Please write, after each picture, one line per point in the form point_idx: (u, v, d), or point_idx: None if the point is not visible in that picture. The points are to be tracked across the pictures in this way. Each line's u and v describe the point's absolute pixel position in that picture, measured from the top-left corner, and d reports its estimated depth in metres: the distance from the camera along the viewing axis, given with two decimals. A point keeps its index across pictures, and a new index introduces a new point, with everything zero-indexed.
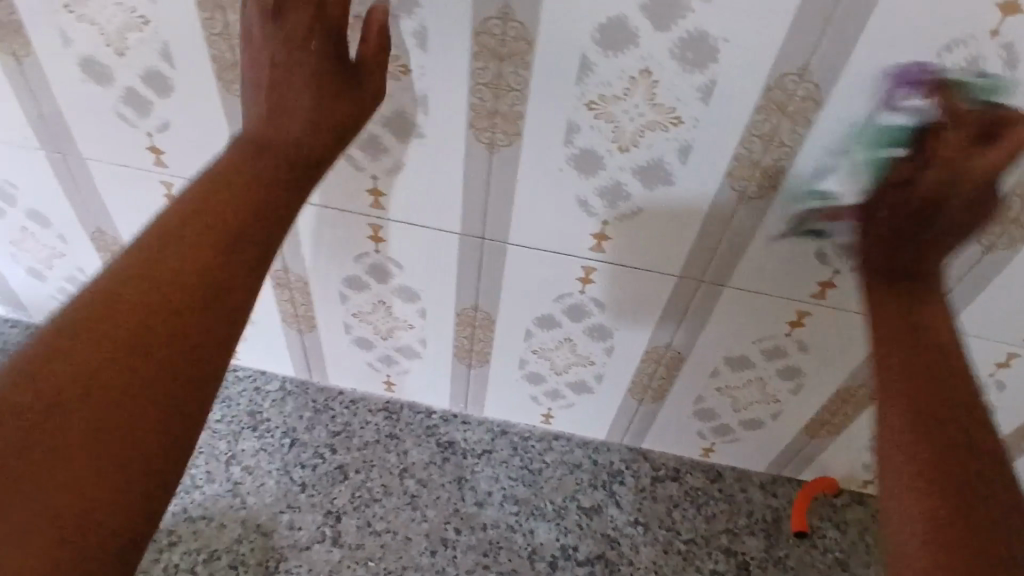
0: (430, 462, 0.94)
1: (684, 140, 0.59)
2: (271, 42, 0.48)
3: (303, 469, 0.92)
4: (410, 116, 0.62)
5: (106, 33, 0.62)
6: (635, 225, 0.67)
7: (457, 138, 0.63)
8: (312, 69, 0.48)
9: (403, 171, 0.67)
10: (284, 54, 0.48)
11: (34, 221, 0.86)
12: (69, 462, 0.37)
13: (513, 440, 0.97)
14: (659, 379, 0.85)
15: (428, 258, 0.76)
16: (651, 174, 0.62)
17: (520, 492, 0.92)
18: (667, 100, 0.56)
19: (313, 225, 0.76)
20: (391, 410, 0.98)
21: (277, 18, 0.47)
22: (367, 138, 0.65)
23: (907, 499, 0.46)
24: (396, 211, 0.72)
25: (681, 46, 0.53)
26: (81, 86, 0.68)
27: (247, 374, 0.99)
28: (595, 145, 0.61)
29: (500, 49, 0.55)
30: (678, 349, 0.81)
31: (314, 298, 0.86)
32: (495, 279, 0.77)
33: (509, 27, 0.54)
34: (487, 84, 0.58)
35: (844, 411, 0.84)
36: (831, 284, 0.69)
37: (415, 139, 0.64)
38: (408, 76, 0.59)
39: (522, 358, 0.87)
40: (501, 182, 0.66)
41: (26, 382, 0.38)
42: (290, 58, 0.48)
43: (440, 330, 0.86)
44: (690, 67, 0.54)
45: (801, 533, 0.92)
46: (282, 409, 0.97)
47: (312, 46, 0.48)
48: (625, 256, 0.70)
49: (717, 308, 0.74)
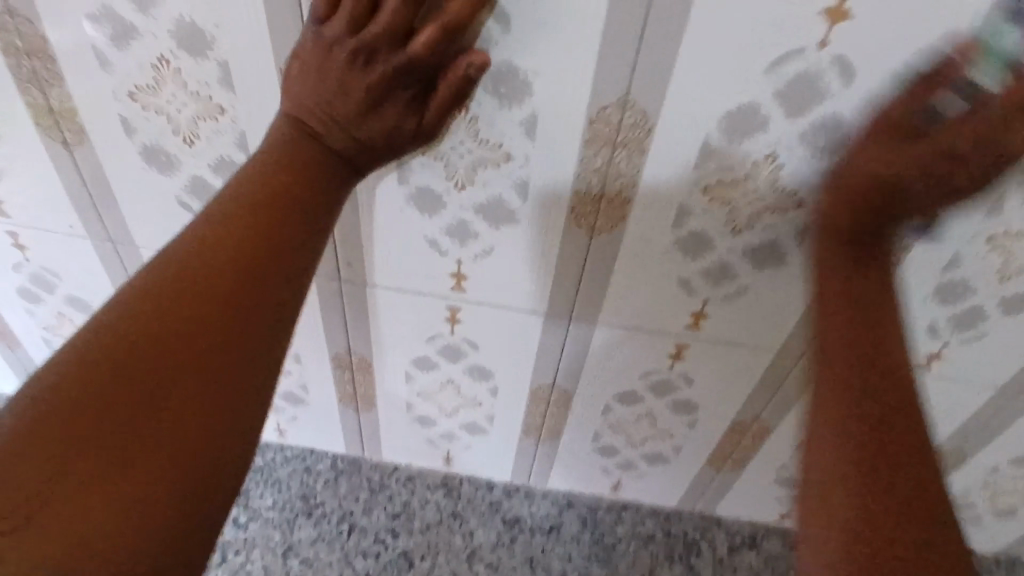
0: (497, 543, 0.89)
1: (803, 222, 0.56)
2: (344, 69, 0.48)
3: (366, 559, 0.87)
4: (506, 202, 0.58)
5: (176, 121, 0.58)
6: (738, 304, 0.64)
7: (556, 223, 0.59)
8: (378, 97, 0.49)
9: (492, 255, 0.63)
10: (354, 85, 0.48)
11: (73, 306, 0.80)
12: (127, 426, 0.42)
13: (580, 513, 0.92)
14: (741, 449, 0.82)
15: (508, 339, 0.72)
16: (763, 255, 0.59)
17: (596, 571, 0.89)
18: (789, 185, 0.54)
19: (386, 308, 0.71)
20: (450, 486, 0.93)
21: (362, 55, 0.47)
22: (456, 223, 0.61)
23: (832, 513, 0.47)
24: (478, 294, 0.68)
25: (813, 132, 0.50)
26: (140, 174, 0.63)
27: (295, 453, 0.93)
28: (707, 228, 0.57)
29: (615, 137, 0.52)
30: (766, 421, 0.77)
31: (376, 378, 0.81)
32: (577, 358, 0.73)
33: (627, 115, 0.51)
34: (596, 170, 0.55)
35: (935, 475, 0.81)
36: (939, 356, 0.66)
37: (509, 225, 0.60)
38: (510, 163, 0.55)
39: (596, 432, 0.83)
40: (598, 263, 0.62)
41: (91, 354, 0.43)
42: (362, 89, 0.49)
43: (510, 407, 0.82)
44: (820, 152, 0.51)
45: None
46: (336, 490, 0.91)
47: (390, 90, 0.49)
48: (723, 333, 0.67)
49: (813, 380, 0.71)
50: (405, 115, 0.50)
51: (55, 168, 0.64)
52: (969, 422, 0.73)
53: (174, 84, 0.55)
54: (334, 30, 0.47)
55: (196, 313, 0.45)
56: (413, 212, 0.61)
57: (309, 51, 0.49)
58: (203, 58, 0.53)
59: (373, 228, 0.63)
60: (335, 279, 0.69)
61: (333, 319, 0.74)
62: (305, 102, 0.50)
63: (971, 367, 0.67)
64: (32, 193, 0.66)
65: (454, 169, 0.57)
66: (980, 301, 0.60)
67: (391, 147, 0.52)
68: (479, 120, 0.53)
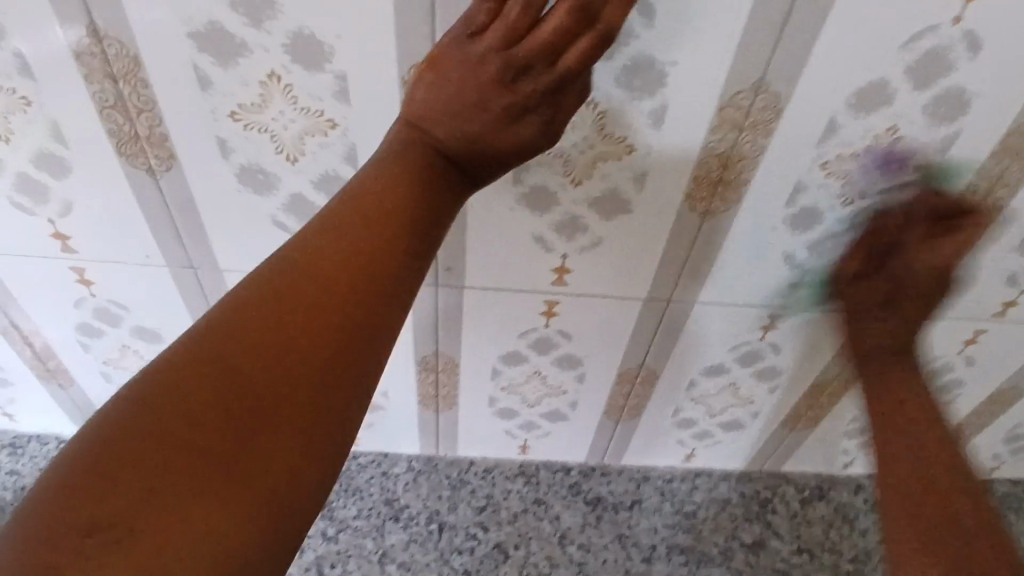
0: (585, 524, 0.91)
1: (910, 187, 0.58)
2: (485, 85, 0.44)
3: (463, 555, 0.87)
4: (622, 193, 0.59)
5: (280, 139, 0.56)
6: (836, 272, 0.66)
7: (671, 209, 0.60)
8: (516, 115, 0.45)
9: (600, 246, 0.64)
10: (495, 102, 0.44)
11: (136, 337, 0.76)
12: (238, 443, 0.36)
13: (657, 486, 0.94)
14: (816, 407, 0.85)
15: (602, 326, 0.73)
16: (867, 222, 0.61)
17: (682, 539, 0.91)
18: (903, 153, 0.56)
19: (480, 308, 0.71)
20: (528, 473, 0.94)
21: (512, 68, 0.44)
22: (567, 219, 0.61)
23: None
24: (579, 285, 0.68)
25: (935, 102, 0.52)
26: (234, 196, 0.60)
27: (369, 459, 0.93)
28: (818, 202, 0.59)
29: (743, 120, 0.53)
30: (844, 378, 0.80)
31: (461, 377, 0.81)
32: (669, 338, 0.74)
33: (759, 98, 0.52)
34: (718, 155, 0.55)
35: (993, 412, 0.86)
36: (1016, 303, 0.70)
37: (621, 215, 0.61)
38: (632, 155, 0.56)
39: (677, 406, 0.85)
40: (705, 245, 0.63)
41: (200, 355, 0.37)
42: (502, 105, 0.45)
43: (594, 392, 0.83)
44: (938, 120, 0.53)
45: None
46: (418, 491, 0.91)
47: (533, 108, 0.45)
48: (817, 301, 0.69)
49: None
50: (539, 128, 0.46)
51: (138, 197, 0.61)
52: None
53: (284, 100, 0.54)
54: (482, 46, 0.44)
55: (283, 342, 0.38)
56: (523, 212, 0.61)
57: (446, 64, 0.45)
58: (319, 71, 0.52)
59: (480, 229, 0.62)
60: (430, 285, 0.68)
61: (423, 325, 0.73)
62: (429, 118, 0.45)
63: None
64: (104, 222, 0.63)
65: (574, 164, 0.56)
66: None
67: (517, 160, 0.48)
68: (607, 114, 0.53)
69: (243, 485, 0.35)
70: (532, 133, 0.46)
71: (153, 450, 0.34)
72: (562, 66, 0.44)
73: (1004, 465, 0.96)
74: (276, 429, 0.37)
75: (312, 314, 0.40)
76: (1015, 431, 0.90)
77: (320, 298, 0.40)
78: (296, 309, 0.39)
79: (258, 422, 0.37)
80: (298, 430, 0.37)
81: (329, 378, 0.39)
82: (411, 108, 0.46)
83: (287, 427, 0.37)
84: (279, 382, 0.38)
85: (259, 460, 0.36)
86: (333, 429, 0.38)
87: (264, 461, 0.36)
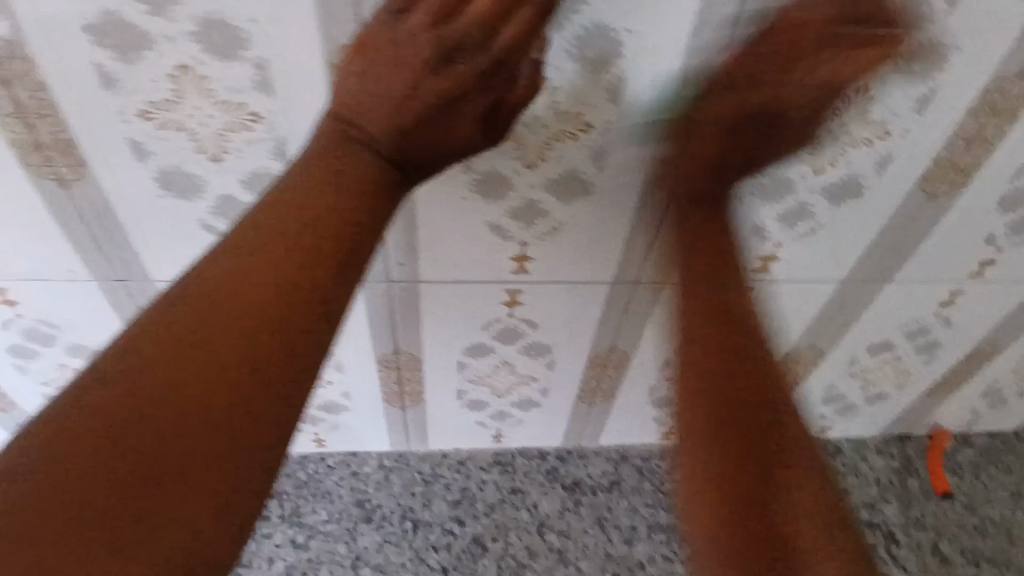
0: (563, 510, 0.88)
1: (886, 151, 0.55)
2: (416, 70, 0.39)
3: (439, 553, 0.84)
4: (581, 173, 0.54)
5: (201, 137, 0.50)
6: (809, 242, 0.63)
7: (634, 188, 0.56)
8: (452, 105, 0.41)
9: (561, 231, 0.59)
10: (427, 87, 0.40)
11: (72, 356, 0.70)
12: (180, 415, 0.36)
13: (635, 465, 0.92)
14: (793, 377, 0.83)
15: (569, 313, 0.69)
16: (840, 190, 0.58)
17: (664, 518, 0.88)
18: (877, 116, 0.53)
19: (439, 303, 0.67)
20: (504, 462, 0.91)
21: (444, 50, 0.39)
22: (524, 206, 0.57)
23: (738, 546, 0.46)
24: (542, 273, 0.64)
25: (910, 61, 0.49)
26: (157, 202, 0.55)
27: (337, 460, 0.90)
28: (789, 172, 0.56)
29: (708, 90, 0.49)
30: (820, 347, 0.78)
31: (426, 373, 0.77)
32: (639, 320, 0.71)
33: (724, 65, 0.48)
34: (683, 128, 0.51)
35: (968, 368, 0.85)
36: (991, 262, 0.68)
37: (581, 198, 0.57)
38: (589, 133, 0.51)
39: (652, 385, 0.82)
40: (672, 223, 0.59)
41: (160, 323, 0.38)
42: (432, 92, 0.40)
43: (565, 377, 0.80)
44: (914, 79, 0.51)
45: (946, 494, 0.93)
46: (390, 489, 0.88)
47: (468, 95, 0.41)
48: (790, 273, 0.66)
49: (871, 303, 0.72)
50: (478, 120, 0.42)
51: (45, 205, 0.54)
52: (1006, 318, 0.77)
53: (199, 96, 0.48)
54: (411, 26, 0.39)
55: (228, 337, 0.38)
56: (475, 201, 0.56)
57: (374, 46, 0.40)
58: (235, 60, 0.46)
59: (431, 223, 0.58)
60: (383, 281, 0.64)
61: (380, 323, 0.69)
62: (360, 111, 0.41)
63: (1018, 267, 0.69)
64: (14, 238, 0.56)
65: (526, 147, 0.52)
66: None
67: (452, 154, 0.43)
68: (558, 92, 0.48)
69: (181, 452, 0.35)
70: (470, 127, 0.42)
71: (102, 415, 0.35)
72: (499, 45, 0.39)
73: (977, 418, 0.96)
74: (213, 446, 0.36)
75: (245, 327, 0.38)
76: (989, 386, 0.90)
77: (249, 310, 0.38)
78: (227, 326, 0.38)
79: (198, 418, 0.36)
80: (235, 454, 0.36)
81: (266, 366, 0.38)
82: (341, 103, 0.42)
83: (226, 425, 0.36)
84: (214, 401, 0.37)
85: (197, 430, 0.36)
86: (274, 427, 0.38)
87: (205, 456, 0.36)
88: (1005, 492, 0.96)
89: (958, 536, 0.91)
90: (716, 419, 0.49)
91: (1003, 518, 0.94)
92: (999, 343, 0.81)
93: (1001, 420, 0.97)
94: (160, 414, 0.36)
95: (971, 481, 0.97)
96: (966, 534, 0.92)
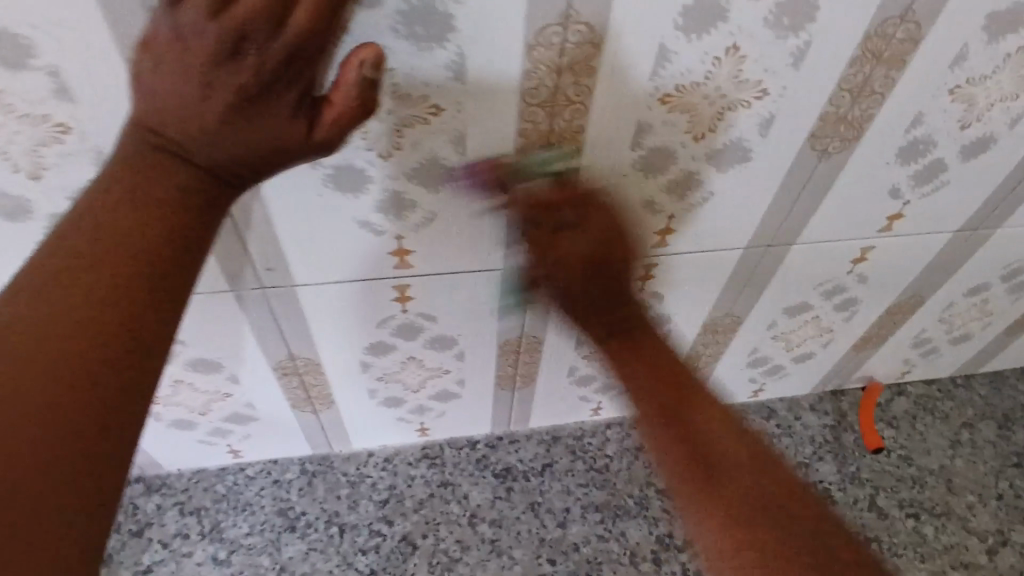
0: (495, 498, 0.86)
1: (767, 111, 0.52)
2: (207, 62, 0.33)
3: (367, 555, 0.82)
4: (443, 160, 0.50)
5: (10, 158, 0.45)
6: (702, 212, 0.60)
7: (506, 171, 0.52)
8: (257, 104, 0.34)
9: (436, 222, 0.56)
10: (219, 85, 0.33)
11: None
12: None
13: (567, 445, 0.91)
14: (715, 345, 0.81)
15: (466, 304, 0.66)
16: (725, 154, 0.55)
17: (597, 497, 0.87)
18: (749, 76, 0.48)
19: (326, 308, 0.63)
20: (432, 455, 0.89)
21: (230, 39, 0.32)
22: (389, 198, 0.53)
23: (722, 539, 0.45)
24: (427, 265, 0.61)
25: (778, 13, 0.45)
26: None
27: (257, 469, 0.88)
28: (666, 140, 0.52)
29: (560, 61, 0.45)
30: (736, 314, 0.76)
31: (331, 374, 0.74)
32: (542, 304, 0.68)
33: (571, 33, 0.43)
34: (542, 104, 0.47)
35: (893, 321, 0.84)
36: (899, 215, 0.65)
37: (450, 185, 0.53)
38: (440, 117, 0.47)
39: (572, 365, 0.80)
40: None
41: None
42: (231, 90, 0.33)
43: (479, 365, 0.77)
44: (785, 33, 0.46)
45: (876, 449, 0.92)
46: (314, 495, 0.86)
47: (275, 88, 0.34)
48: (689, 244, 0.64)
49: (781, 266, 0.70)
50: (290, 123, 0.36)
51: None
52: (925, 269, 0.75)
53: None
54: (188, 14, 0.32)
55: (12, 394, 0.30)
56: (337, 197, 0.52)
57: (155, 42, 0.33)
58: (21, 70, 0.41)
59: (290, 225, 0.53)
60: (258, 289, 0.60)
61: (267, 330, 0.65)
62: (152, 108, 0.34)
63: (928, 218, 0.67)
64: None
65: (374, 136, 0.48)
66: (940, 152, 0.59)
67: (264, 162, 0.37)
68: (394, 75, 0.44)
69: None
70: (281, 132, 0.36)
71: None
72: (293, 31, 0.33)
73: (911, 368, 0.95)
74: (78, 430, 0.30)
75: (120, 291, 0.33)
76: (918, 336, 0.88)
77: (127, 277, 0.33)
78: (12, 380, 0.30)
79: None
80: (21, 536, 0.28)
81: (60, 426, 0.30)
82: (131, 102, 0.35)
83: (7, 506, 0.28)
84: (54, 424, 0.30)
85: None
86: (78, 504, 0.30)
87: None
88: (942, 440, 0.95)
89: (897, 488, 0.91)
90: (653, 398, 0.49)
91: (942, 468, 0.93)
92: (922, 294, 0.79)
93: (934, 367, 0.97)
94: (13, 380, 0.30)
95: (908, 430, 0.96)
96: (905, 487, 0.91)
